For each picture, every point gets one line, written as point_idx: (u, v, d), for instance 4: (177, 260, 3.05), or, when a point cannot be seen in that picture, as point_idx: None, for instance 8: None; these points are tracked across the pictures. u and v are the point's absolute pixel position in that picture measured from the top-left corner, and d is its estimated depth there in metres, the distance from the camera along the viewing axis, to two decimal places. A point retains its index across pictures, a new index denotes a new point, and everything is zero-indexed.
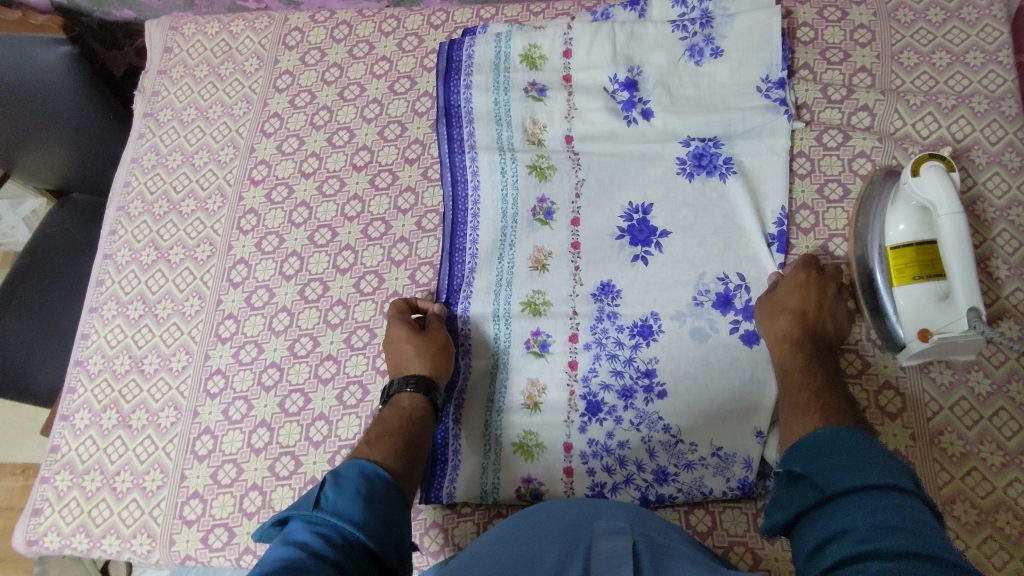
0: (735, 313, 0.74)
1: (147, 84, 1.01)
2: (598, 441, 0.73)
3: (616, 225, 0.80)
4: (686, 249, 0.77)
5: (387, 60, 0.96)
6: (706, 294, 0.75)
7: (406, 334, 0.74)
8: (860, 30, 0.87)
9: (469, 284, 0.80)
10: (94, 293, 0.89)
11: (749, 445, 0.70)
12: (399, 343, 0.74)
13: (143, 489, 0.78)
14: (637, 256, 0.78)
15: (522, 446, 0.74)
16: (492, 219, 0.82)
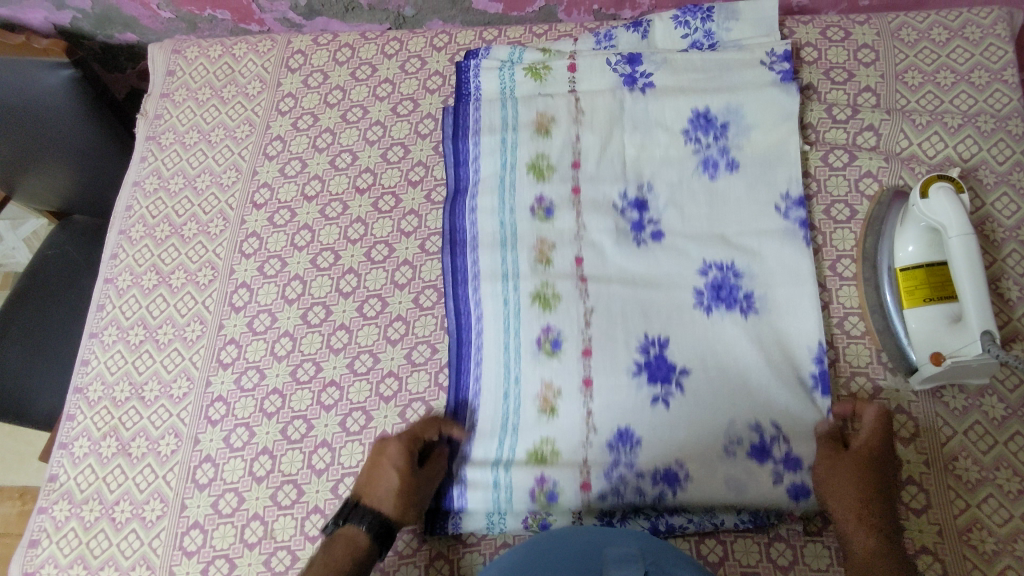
0: (776, 463, 0.68)
1: (149, 107, 1.01)
2: (609, 473, 0.70)
3: (634, 358, 0.72)
4: (710, 395, 0.70)
5: (389, 82, 0.96)
6: (738, 445, 0.69)
7: (399, 461, 0.69)
8: (864, 49, 0.87)
9: (475, 311, 0.77)
10: (94, 318, 0.88)
11: (765, 479, 0.68)
12: (387, 465, 0.69)
13: (143, 519, 0.77)
14: (658, 398, 0.71)
15: (534, 452, 0.72)
16: (495, 316, 0.76)
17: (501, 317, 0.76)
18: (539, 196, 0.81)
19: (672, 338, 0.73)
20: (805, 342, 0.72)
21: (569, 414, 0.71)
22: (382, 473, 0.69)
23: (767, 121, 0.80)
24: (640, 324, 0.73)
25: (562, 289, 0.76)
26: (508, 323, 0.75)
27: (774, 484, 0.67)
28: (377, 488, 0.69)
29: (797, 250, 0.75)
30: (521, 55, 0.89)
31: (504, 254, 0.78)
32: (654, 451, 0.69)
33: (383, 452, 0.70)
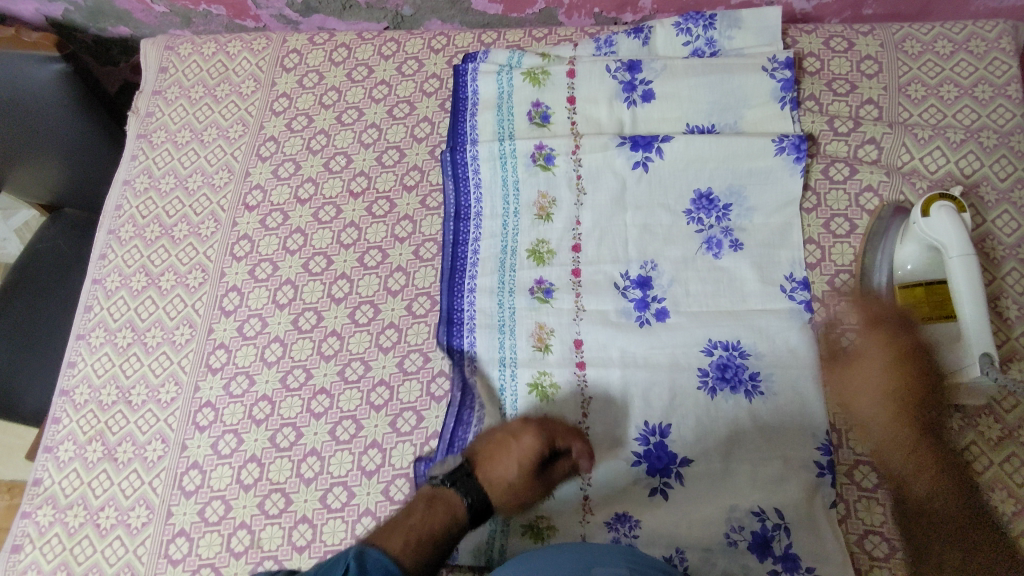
0: (775, 560, 0.65)
1: (141, 104, 0.99)
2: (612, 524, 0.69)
3: (632, 450, 0.71)
4: (709, 478, 0.69)
5: (386, 84, 0.94)
6: (739, 532, 0.67)
7: (524, 459, 0.66)
8: (867, 61, 0.86)
9: (470, 361, 0.77)
10: (82, 319, 0.87)
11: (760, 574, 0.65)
12: (511, 453, 0.66)
13: (128, 526, 0.76)
14: (656, 488, 0.70)
15: (532, 528, 0.70)
16: (491, 405, 0.75)
17: (498, 406, 0.75)
18: (538, 278, 0.80)
19: (673, 425, 0.71)
20: (812, 433, 0.70)
21: (567, 491, 0.71)
22: (501, 457, 0.66)
23: (768, 159, 0.79)
24: (640, 410, 0.72)
25: (558, 377, 0.75)
26: (504, 415, 0.75)
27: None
28: (495, 468, 0.66)
29: (800, 336, 0.74)
30: (520, 59, 0.88)
31: (500, 302, 0.79)
32: (653, 535, 0.68)
33: (526, 439, 0.67)
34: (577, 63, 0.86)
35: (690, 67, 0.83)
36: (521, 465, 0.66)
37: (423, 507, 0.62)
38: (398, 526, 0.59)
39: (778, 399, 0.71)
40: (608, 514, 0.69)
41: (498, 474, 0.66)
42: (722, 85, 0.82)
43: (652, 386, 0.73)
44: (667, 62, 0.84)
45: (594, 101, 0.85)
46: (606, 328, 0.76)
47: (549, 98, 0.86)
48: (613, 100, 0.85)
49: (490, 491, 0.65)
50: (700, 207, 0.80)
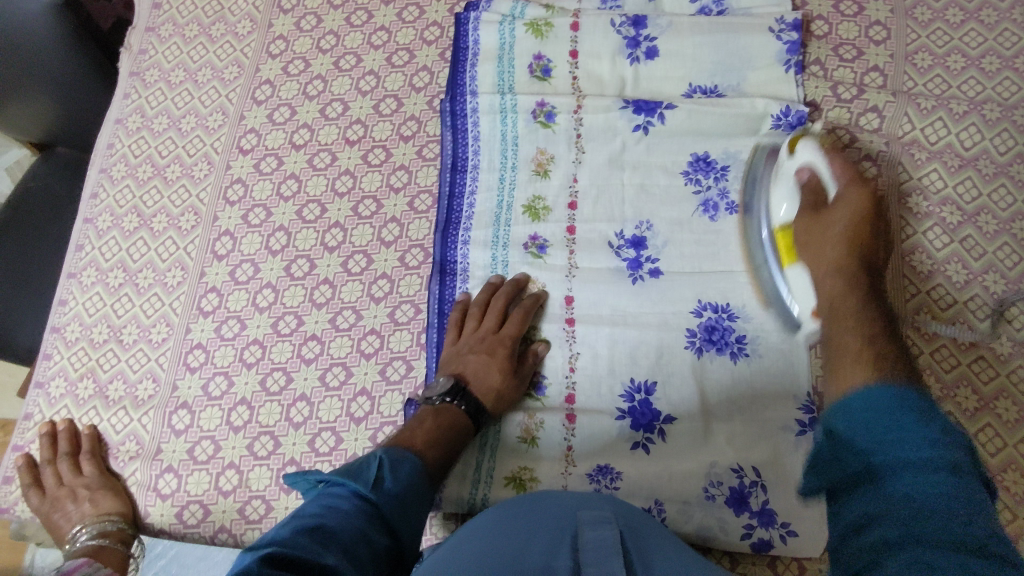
0: (750, 515, 0.67)
1: (134, 41, 0.96)
2: (594, 476, 0.70)
3: (617, 405, 0.72)
4: (691, 436, 0.71)
5: (385, 30, 0.92)
6: (718, 487, 0.68)
7: (502, 365, 0.71)
8: (876, 27, 0.85)
9: None
10: (73, 258, 0.87)
11: (735, 529, 0.67)
12: (489, 365, 0.71)
13: (117, 460, 0.77)
14: (638, 442, 0.71)
15: (515, 479, 0.71)
16: None
17: None
18: (533, 234, 0.79)
19: (658, 382, 0.72)
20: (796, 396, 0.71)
21: (552, 444, 0.72)
22: (480, 369, 0.71)
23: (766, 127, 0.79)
24: (626, 368, 0.73)
25: (548, 332, 0.76)
26: None
27: (741, 536, 0.67)
28: (481, 381, 0.71)
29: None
30: (523, 10, 0.86)
31: (493, 256, 0.79)
32: (634, 486, 0.69)
33: (499, 350, 0.72)
34: (581, 16, 0.84)
35: (697, 25, 0.82)
36: (501, 372, 0.71)
37: (430, 420, 0.67)
38: (412, 435, 0.65)
39: (764, 360, 0.72)
40: (590, 466, 0.71)
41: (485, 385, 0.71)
42: (726, 45, 0.81)
43: (639, 345, 0.74)
44: (673, 18, 0.83)
45: (596, 56, 0.84)
46: (597, 286, 0.77)
47: (551, 50, 0.84)
48: (616, 56, 0.83)
49: (483, 402, 0.70)
50: (698, 168, 0.80)
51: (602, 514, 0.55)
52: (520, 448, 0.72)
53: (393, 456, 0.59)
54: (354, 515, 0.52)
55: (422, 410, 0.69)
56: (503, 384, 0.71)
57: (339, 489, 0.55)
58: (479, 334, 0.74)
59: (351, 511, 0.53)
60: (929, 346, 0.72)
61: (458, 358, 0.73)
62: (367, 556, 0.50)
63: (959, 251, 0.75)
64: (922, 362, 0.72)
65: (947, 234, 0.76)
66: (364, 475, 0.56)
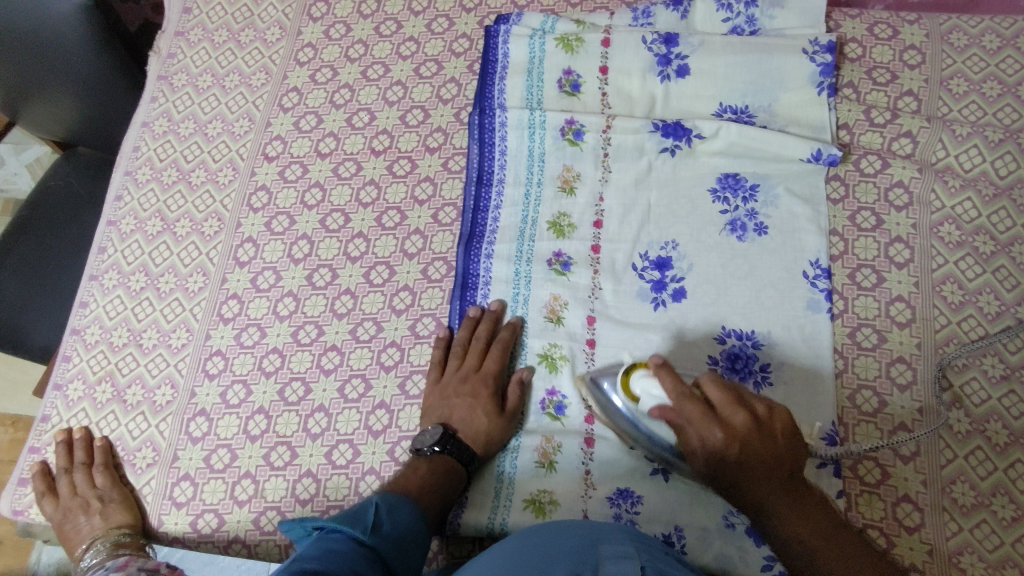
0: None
1: (163, 45, 0.97)
2: (614, 501, 0.69)
3: None
4: None
5: (414, 41, 0.92)
6: (739, 516, 0.67)
7: (486, 407, 0.71)
8: (910, 51, 0.84)
9: None
10: (95, 260, 0.87)
11: (756, 560, 0.65)
12: (473, 407, 0.71)
13: (133, 465, 0.77)
14: (658, 467, 0.70)
15: (533, 503, 0.70)
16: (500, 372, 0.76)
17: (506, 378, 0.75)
18: (557, 250, 0.79)
19: None
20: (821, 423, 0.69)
21: (569, 466, 0.71)
22: (465, 413, 0.71)
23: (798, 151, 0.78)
24: None
25: (568, 350, 0.75)
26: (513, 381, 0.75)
27: (763, 567, 0.65)
28: (468, 425, 0.71)
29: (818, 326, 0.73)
30: (554, 25, 0.86)
31: (516, 271, 0.78)
32: (654, 513, 0.68)
33: (481, 391, 0.72)
34: (613, 31, 0.84)
35: (730, 44, 0.81)
36: (486, 415, 0.71)
37: (423, 468, 0.68)
38: (406, 482, 0.66)
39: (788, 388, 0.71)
40: (610, 490, 0.69)
41: (473, 429, 0.70)
42: (759, 65, 0.80)
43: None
44: (705, 36, 0.82)
45: (626, 73, 0.83)
46: (621, 306, 0.76)
47: (581, 65, 0.84)
48: (647, 73, 0.83)
49: (473, 444, 0.70)
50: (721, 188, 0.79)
51: (623, 549, 0.52)
52: (538, 471, 0.71)
53: (389, 501, 0.61)
54: (353, 557, 0.53)
55: (415, 460, 0.69)
56: (491, 426, 0.71)
57: (336, 534, 0.55)
58: (461, 373, 0.74)
59: (350, 552, 0.53)
60: (959, 379, 0.71)
61: (442, 402, 0.72)
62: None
63: (991, 282, 0.74)
64: (952, 395, 0.70)
65: (980, 264, 0.74)
66: (361, 519, 0.57)
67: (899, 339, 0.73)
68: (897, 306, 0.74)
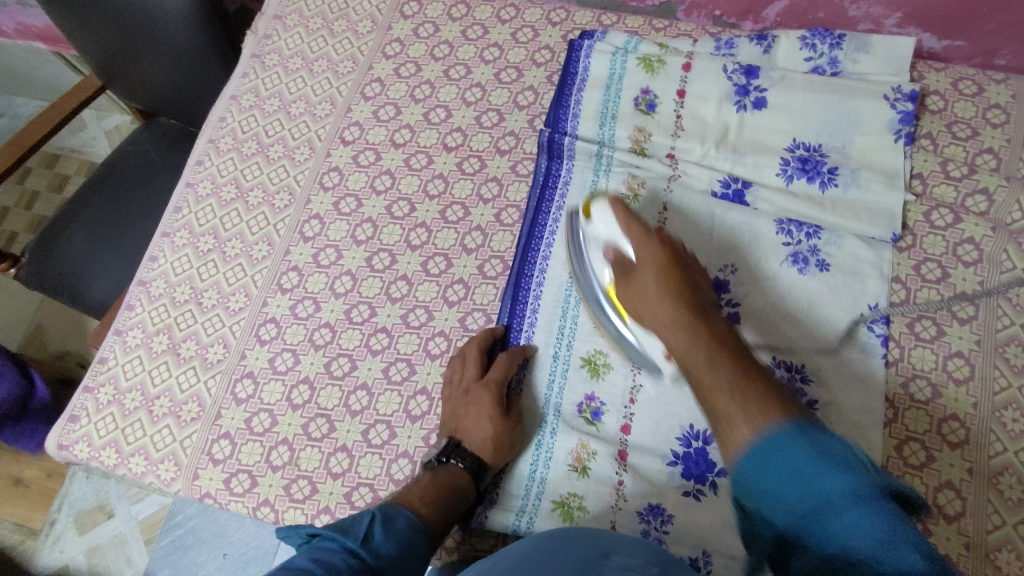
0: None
1: (260, 26, 1.02)
2: (643, 517, 0.68)
3: (671, 447, 0.71)
4: None
5: (498, 46, 0.95)
6: None
7: (491, 413, 0.70)
8: (994, 109, 0.83)
9: (531, 325, 0.78)
10: (169, 219, 0.90)
11: None
12: (478, 414, 0.70)
13: (178, 417, 0.79)
14: (689, 491, 0.69)
15: (563, 506, 0.70)
16: (541, 368, 0.76)
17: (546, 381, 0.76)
18: None
19: None
20: None
21: (603, 475, 0.70)
22: (472, 422, 0.70)
23: (866, 197, 0.78)
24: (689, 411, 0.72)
25: (614, 358, 0.75)
26: (553, 379, 0.76)
27: None
28: (475, 433, 0.70)
29: (872, 367, 0.72)
30: (637, 45, 0.88)
31: (569, 274, 0.79)
32: (682, 533, 0.67)
33: (484, 398, 0.71)
34: (695, 57, 0.85)
35: (812, 83, 0.82)
36: (492, 420, 0.70)
37: (429, 480, 0.67)
38: (409, 493, 0.65)
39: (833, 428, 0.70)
40: (641, 504, 0.69)
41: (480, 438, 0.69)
42: (838, 107, 0.80)
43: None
44: (787, 72, 0.83)
45: (703, 98, 0.84)
46: None
47: (659, 86, 0.85)
48: (724, 101, 0.83)
49: (482, 453, 0.69)
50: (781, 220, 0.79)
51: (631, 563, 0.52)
52: (570, 475, 0.71)
53: (387, 508, 0.60)
54: (341, 568, 0.52)
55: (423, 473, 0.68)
56: (497, 431, 0.70)
57: (329, 543, 0.54)
58: (465, 384, 0.73)
59: (343, 568, 0.52)
60: (1014, 444, 0.68)
61: (450, 415, 0.72)
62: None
63: None
64: (1005, 460, 0.68)
65: None
66: (356, 529, 0.56)
67: (955, 396, 0.71)
68: (955, 362, 0.72)
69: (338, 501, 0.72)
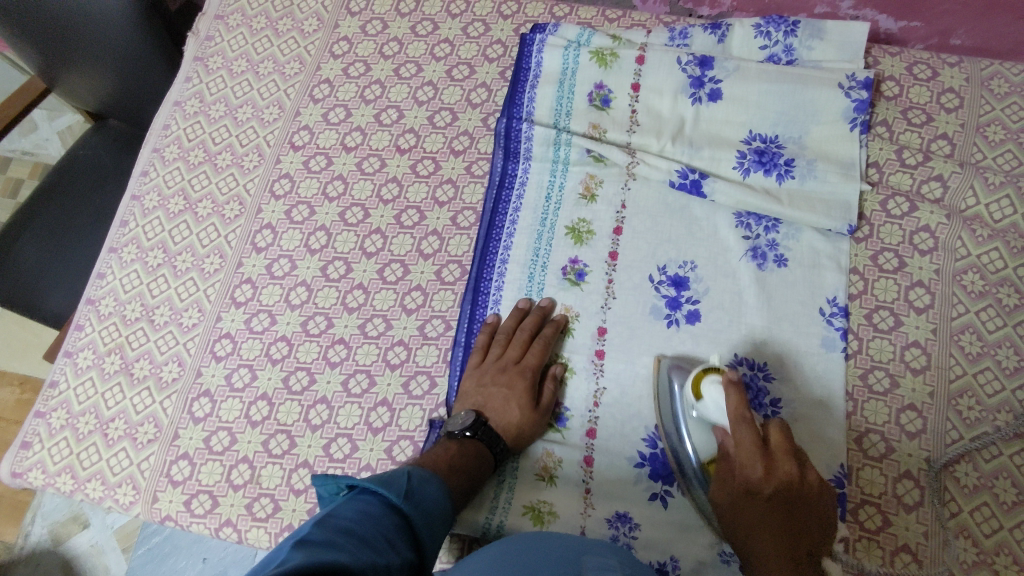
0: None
1: (202, 27, 0.98)
2: (611, 523, 0.68)
3: (637, 450, 0.70)
4: None
5: (449, 43, 0.93)
6: None
7: (521, 400, 0.71)
8: (948, 94, 0.82)
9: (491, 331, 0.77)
10: (116, 233, 0.88)
11: None
12: (509, 397, 0.71)
13: (134, 439, 0.77)
14: (656, 494, 0.69)
15: (532, 510, 0.69)
16: None
17: None
18: (573, 258, 0.79)
19: None
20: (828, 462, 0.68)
21: (570, 483, 0.70)
22: (499, 403, 0.71)
23: (823, 187, 0.78)
24: (653, 413, 0.71)
25: (576, 363, 0.75)
26: None
27: None
28: (500, 415, 0.70)
29: (833, 361, 0.72)
30: (590, 38, 0.86)
31: (528, 277, 0.78)
32: (649, 536, 0.67)
33: (518, 383, 0.71)
34: (648, 49, 0.83)
35: (767, 72, 0.80)
36: (520, 408, 0.70)
37: (453, 450, 0.67)
38: (433, 462, 0.65)
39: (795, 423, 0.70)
40: (609, 508, 0.69)
41: (504, 422, 0.70)
42: (793, 96, 0.79)
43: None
44: (742, 61, 0.82)
45: (658, 91, 0.82)
46: (630, 321, 0.75)
47: (614, 80, 0.83)
48: (679, 94, 0.82)
49: (503, 434, 0.70)
50: (739, 214, 0.78)
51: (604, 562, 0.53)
52: (538, 483, 0.71)
53: (421, 473, 0.61)
54: (384, 522, 0.53)
55: (445, 441, 0.69)
56: (522, 419, 0.70)
57: (369, 496, 0.55)
58: (501, 363, 0.73)
59: (382, 518, 0.53)
60: (970, 432, 0.69)
61: (478, 390, 0.72)
62: (397, 561, 0.50)
63: (1012, 335, 0.72)
64: (961, 448, 0.69)
65: (1002, 317, 0.73)
66: (395, 485, 0.57)
67: (912, 385, 0.71)
68: (913, 352, 0.73)
69: (302, 519, 0.71)
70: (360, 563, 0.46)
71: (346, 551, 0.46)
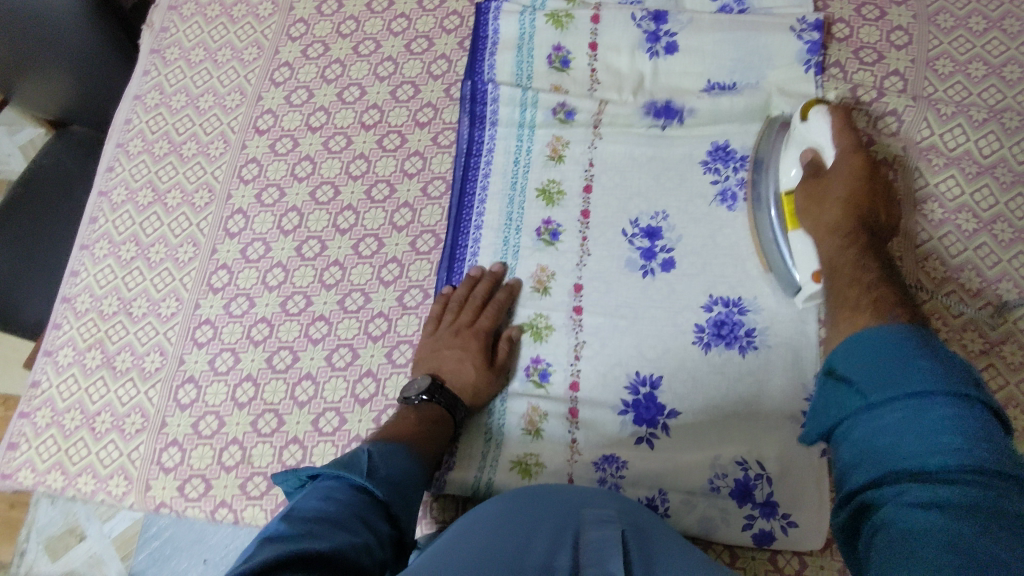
0: (753, 507, 0.67)
1: (156, 19, 0.97)
2: (601, 467, 0.70)
3: (621, 397, 0.72)
4: (695, 430, 0.70)
5: (405, 17, 0.93)
6: (723, 480, 0.68)
7: (475, 359, 0.71)
8: (897, 31, 0.84)
9: None
10: (87, 230, 0.87)
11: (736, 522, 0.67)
12: (462, 358, 0.71)
13: (122, 431, 0.77)
14: (642, 438, 0.70)
15: (520, 464, 0.71)
16: None
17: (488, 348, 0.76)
18: (546, 218, 0.80)
19: (664, 377, 0.72)
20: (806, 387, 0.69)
21: (557, 434, 0.72)
22: (454, 365, 0.71)
23: None
24: (634, 361, 0.73)
25: (554, 319, 0.76)
26: None
27: (742, 527, 0.67)
28: (455, 376, 0.71)
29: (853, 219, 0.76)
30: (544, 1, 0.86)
31: (502, 240, 0.79)
32: (638, 477, 0.69)
33: (471, 344, 0.72)
34: (602, 8, 0.84)
35: (721, 21, 0.82)
36: (475, 367, 0.71)
37: (412, 417, 0.68)
38: (399, 431, 0.65)
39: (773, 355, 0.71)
40: (595, 455, 0.70)
41: (460, 383, 0.71)
42: (746, 43, 0.81)
43: (648, 337, 0.73)
44: (696, 13, 0.83)
45: (616, 48, 0.84)
46: (605, 274, 0.77)
47: (571, 41, 0.84)
48: (636, 50, 0.83)
49: (461, 395, 0.71)
50: (703, 160, 0.80)
51: (605, 514, 0.54)
52: (525, 437, 0.72)
53: (382, 447, 0.61)
54: (354, 504, 0.54)
55: (403, 408, 0.69)
56: (477, 379, 0.71)
57: (334, 482, 0.55)
58: (453, 327, 0.74)
59: (351, 500, 0.54)
60: None
61: (430, 356, 0.73)
62: (375, 539, 0.52)
63: (973, 258, 0.74)
64: None
65: (962, 241, 0.75)
66: (356, 465, 0.57)
67: None
68: None
69: None
70: (338, 547, 0.47)
71: (317, 537, 0.47)
